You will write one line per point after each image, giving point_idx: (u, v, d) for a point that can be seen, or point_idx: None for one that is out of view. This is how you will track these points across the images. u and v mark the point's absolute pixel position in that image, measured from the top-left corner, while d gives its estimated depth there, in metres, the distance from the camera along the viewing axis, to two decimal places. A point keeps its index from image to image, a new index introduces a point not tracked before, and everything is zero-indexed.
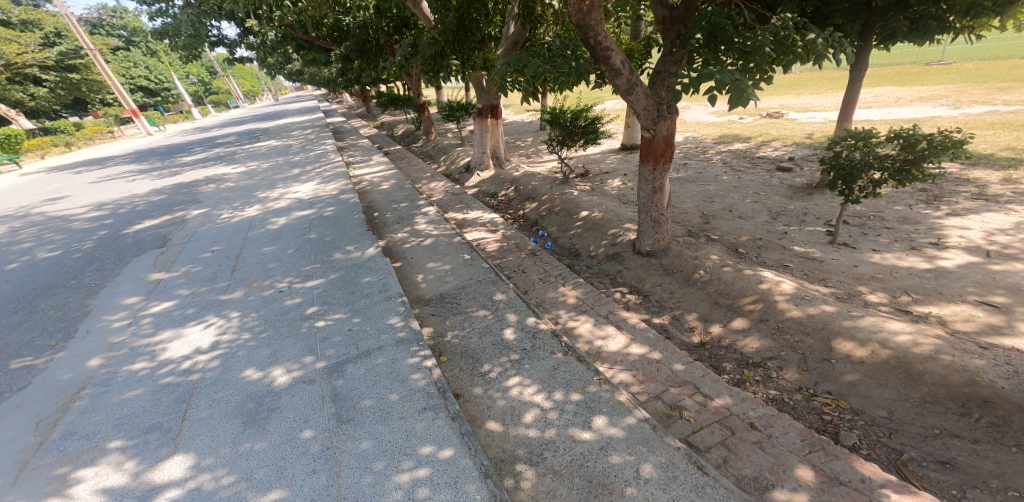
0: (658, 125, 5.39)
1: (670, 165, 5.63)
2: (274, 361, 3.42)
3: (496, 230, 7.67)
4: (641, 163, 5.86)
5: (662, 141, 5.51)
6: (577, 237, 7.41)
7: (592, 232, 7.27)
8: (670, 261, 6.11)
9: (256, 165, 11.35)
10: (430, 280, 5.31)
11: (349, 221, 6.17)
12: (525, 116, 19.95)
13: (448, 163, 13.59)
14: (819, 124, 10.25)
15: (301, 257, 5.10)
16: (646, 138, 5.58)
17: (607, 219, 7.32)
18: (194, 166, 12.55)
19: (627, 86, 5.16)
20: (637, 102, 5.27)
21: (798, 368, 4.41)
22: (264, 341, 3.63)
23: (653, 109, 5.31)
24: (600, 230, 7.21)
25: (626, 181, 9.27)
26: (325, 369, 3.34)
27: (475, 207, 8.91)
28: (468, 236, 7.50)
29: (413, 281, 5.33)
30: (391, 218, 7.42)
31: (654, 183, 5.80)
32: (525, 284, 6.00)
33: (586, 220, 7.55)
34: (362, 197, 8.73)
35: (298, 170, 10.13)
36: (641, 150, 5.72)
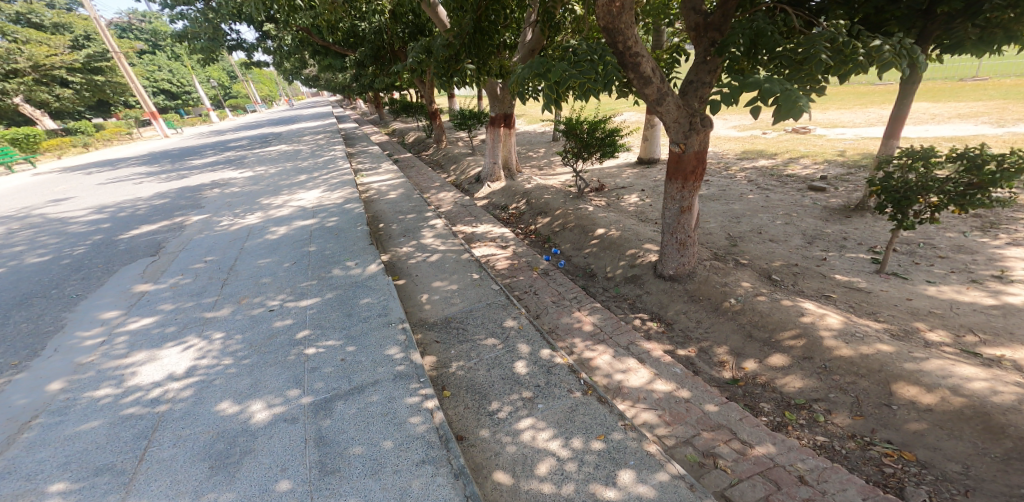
0: (690, 140, 4.94)
1: (700, 184, 5.14)
2: (254, 393, 2.95)
3: (506, 246, 7.25)
4: (667, 181, 5.40)
5: (693, 156, 5.05)
6: (592, 256, 6.96)
7: (609, 252, 6.81)
8: (696, 286, 5.62)
9: (264, 170, 11.12)
10: (434, 302, 4.89)
11: (353, 233, 5.80)
12: (539, 126, 19.65)
13: (458, 174, 13.25)
14: (851, 141, 9.73)
15: (298, 272, 4.68)
16: (675, 152, 5.11)
17: (625, 238, 6.86)
18: (203, 169, 12.38)
19: (659, 95, 4.75)
20: (668, 113, 4.85)
21: (850, 412, 3.88)
22: (246, 369, 3.17)
23: (687, 121, 4.89)
24: (617, 250, 6.75)
25: (644, 197, 8.82)
26: (311, 406, 2.85)
27: (484, 220, 8.52)
28: (476, 252, 7.08)
29: (416, 302, 4.92)
30: (396, 231, 7.04)
31: (682, 202, 5.32)
32: (537, 307, 5.55)
33: (603, 238, 7.10)
34: (368, 207, 8.39)
35: (305, 177, 9.86)
36: (668, 165, 5.25)
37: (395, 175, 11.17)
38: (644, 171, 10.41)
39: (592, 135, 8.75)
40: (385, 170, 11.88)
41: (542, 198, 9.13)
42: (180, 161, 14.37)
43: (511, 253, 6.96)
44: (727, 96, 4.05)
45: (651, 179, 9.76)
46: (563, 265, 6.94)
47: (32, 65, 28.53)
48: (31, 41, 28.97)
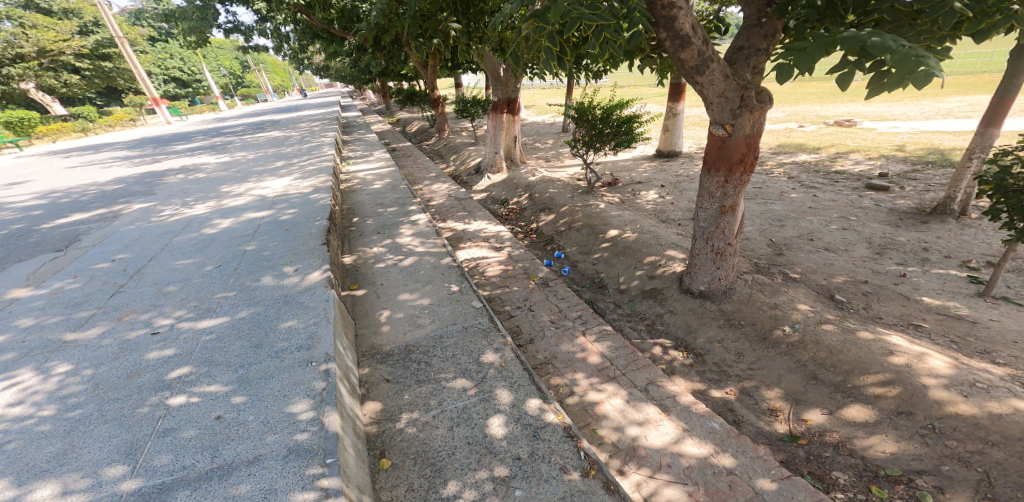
0: (739, 119, 3.51)
1: (749, 176, 3.77)
2: (51, 471, 2.06)
3: (499, 248, 6.13)
4: (701, 170, 4.02)
5: (742, 141, 3.61)
6: (602, 262, 5.79)
7: (623, 257, 5.63)
8: (736, 307, 4.46)
9: (242, 156, 10.07)
10: (396, 323, 3.81)
11: (306, 229, 4.69)
12: (549, 117, 18.42)
13: (457, 164, 12.13)
14: (908, 135, 8.38)
15: (218, 277, 3.63)
16: (715, 136, 3.71)
17: (644, 240, 5.69)
18: (180, 153, 11.40)
19: (701, 61, 3.35)
20: (712, 85, 3.45)
21: (977, 494, 2.74)
22: (62, 428, 2.28)
23: (737, 97, 3.45)
24: (633, 255, 5.57)
25: (663, 193, 7.59)
26: (127, 500, 1.93)
27: (478, 217, 7.40)
28: (462, 255, 5.99)
29: (374, 321, 3.84)
30: (368, 227, 5.93)
31: (721, 200, 3.96)
32: (530, 328, 4.43)
33: (616, 239, 5.92)
34: (345, 197, 7.29)
35: (281, 163, 8.77)
36: (706, 151, 3.88)
37: (385, 163, 10.06)
38: (664, 164, 9.17)
39: (608, 122, 7.49)
40: (375, 159, 10.77)
41: (546, 192, 7.95)
42: (164, 146, 13.45)
43: (504, 258, 5.84)
44: (801, 60, 2.70)
45: (672, 173, 8.52)
46: (566, 272, 5.79)
47: (36, 50, 27.94)
48: (38, 26, 28.46)
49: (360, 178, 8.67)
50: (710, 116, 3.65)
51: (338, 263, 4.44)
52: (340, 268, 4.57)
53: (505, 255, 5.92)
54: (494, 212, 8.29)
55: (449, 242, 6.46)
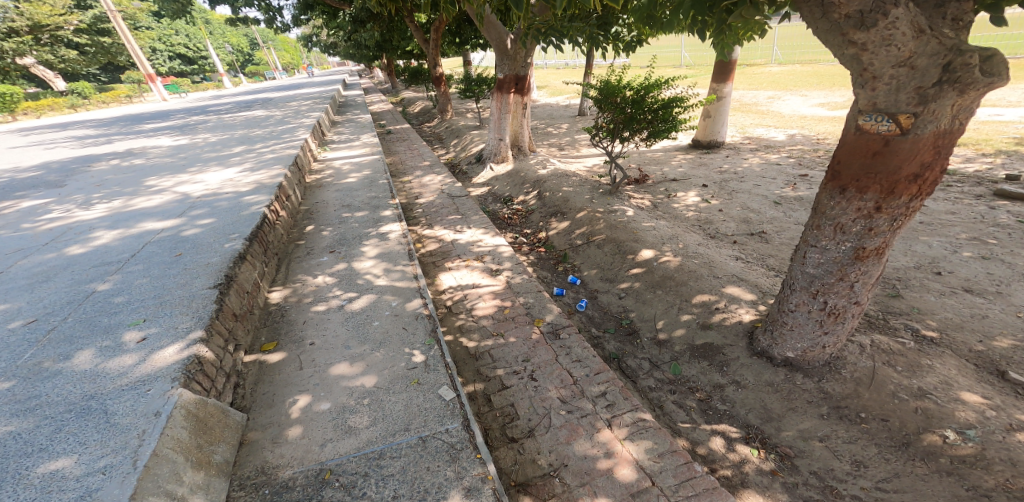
0: (933, 104, 2.10)
1: (922, 203, 2.33)
2: None
3: (494, 272, 4.68)
4: (826, 189, 2.64)
5: (927, 141, 2.18)
6: (633, 298, 4.34)
7: (662, 294, 4.20)
8: (850, 389, 3.05)
9: (203, 137, 8.57)
10: (314, 421, 2.24)
11: (206, 243, 3.20)
12: (563, 99, 16.62)
13: (457, 151, 10.56)
14: (1022, 125, 6.67)
15: (12, 343, 2.21)
16: (873, 135, 2.29)
17: (692, 270, 4.21)
18: (140, 134, 9.95)
19: (872, 3, 2.01)
20: (887, 45, 2.08)
21: None
22: None
23: (934, 65, 2.04)
24: (677, 294, 4.12)
25: (707, 195, 5.97)
26: None
27: (472, 221, 5.91)
28: (445, 283, 4.57)
29: (280, 416, 2.25)
30: (321, 237, 4.43)
31: (857, 239, 2.55)
32: (529, 412, 3.06)
33: (651, 267, 4.45)
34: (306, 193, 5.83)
35: (241, 146, 7.28)
36: (845, 159, 2.48)
37: (369, 150, 8.55)
38: (703, 156, 7.50)
39: (640, 107, 5.90)
40: (361, 144, 9.25)
41: (558, 191, 6.40)
42: (131, 125, 12.02)
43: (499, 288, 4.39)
44: None
45: (715, 167, 6.85)
46: (581, 308, 4.31)
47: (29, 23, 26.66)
48: None
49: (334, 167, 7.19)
50: (868, 98, 2.29)
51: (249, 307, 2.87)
52: (254, 311, 2.97)
53: (502, 282, 4.46)
54: (495, 214, 6.78)
55: (431, 260, 5.03)
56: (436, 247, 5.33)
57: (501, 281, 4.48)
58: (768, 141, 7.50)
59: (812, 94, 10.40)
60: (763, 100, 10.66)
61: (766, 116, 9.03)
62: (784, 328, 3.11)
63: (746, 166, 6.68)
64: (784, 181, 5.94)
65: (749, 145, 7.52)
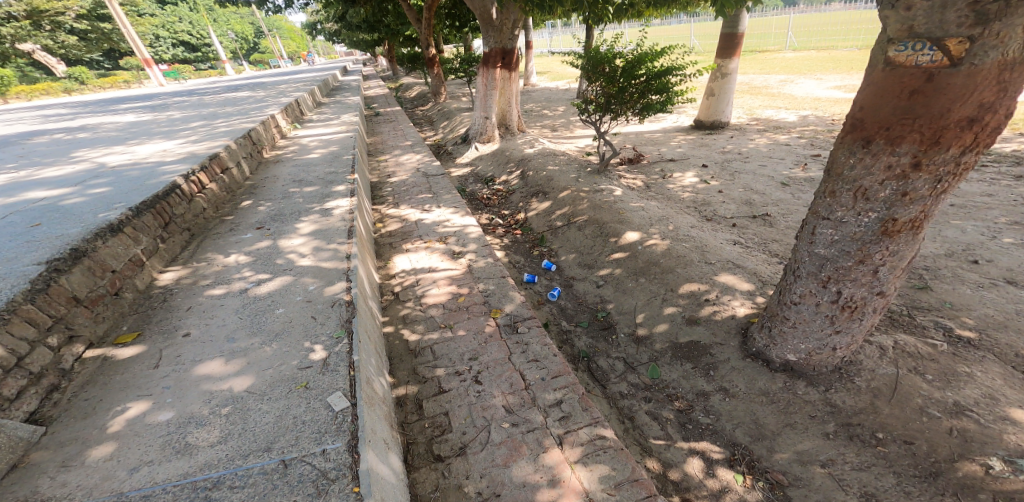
0: (998, 23, 1.47)
1: (978, 156, 1.70)
2: None
3: (456, 253, 3.95)
4: (844, 143, 2.01)
5: (988, 75, 1.55)
6: (612, 287, 3.76)
7: (644, 284, 3.61)
8: (865, 403, 2.45)
9: (170, 112, 8.04)
10: (137, 437, 1.87)
11: (78, 213, 2.73)
12: (564, 83, 15.85)
13: (446, 132, 9.92)
14: None
15: None
16: (910, 68, 1.68)
17: (681, 256, 3.61)
18: (111, 109, 9.43)
19: None
20: None
21: None
22: None
23: None
24: (662, 283, 3.53)
25: (705, 177, 5.32)
26: None
27: (442, 199, 5.19)
28: (397, 266, 3.86)
29: (90, 429, 1.89)
30: (253, 213, 3.78)
31: (886, 208, 1.93)
32: (465, 425, 2.54)
33: (635, 252, 3.85)
34: (255, 165, 5.09)
35: (201, 118, 6.75)
36: (869, 105, 1.86)
37: (345, 125, 7.76)
38: (706, 135, 6.79)
39: (632, 77, 4.94)
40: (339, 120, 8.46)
41: (542, 170, 5.78)
42: (109, 102, 11.51)
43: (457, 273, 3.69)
44: None
45: (717, 147, 6.17)
46: (553, 297, 3.75)
47: None
48: None
49: (301, 142, 6.42)
50: (901, 20, 1.67)
51: (109, 290, 2.47)
52: (124, 291, 2.55)
53: (463, 266, 3.76)
54: (472, 193, 6.13)
55: (388, 241, 4.33)
56: (397, 227, 4.62)
57: (461, 265, 3.78)
58: (777, 121, 6.78)
59: (829, 77, 9.61)
60: (775, 83, 9.87)
61: (777, 98, 8.29)
62: (785, 325, 2.53)
63: (752, 146, 6.01)
64: (793, 162, 5.27)
65: (756, 125, 6.80)
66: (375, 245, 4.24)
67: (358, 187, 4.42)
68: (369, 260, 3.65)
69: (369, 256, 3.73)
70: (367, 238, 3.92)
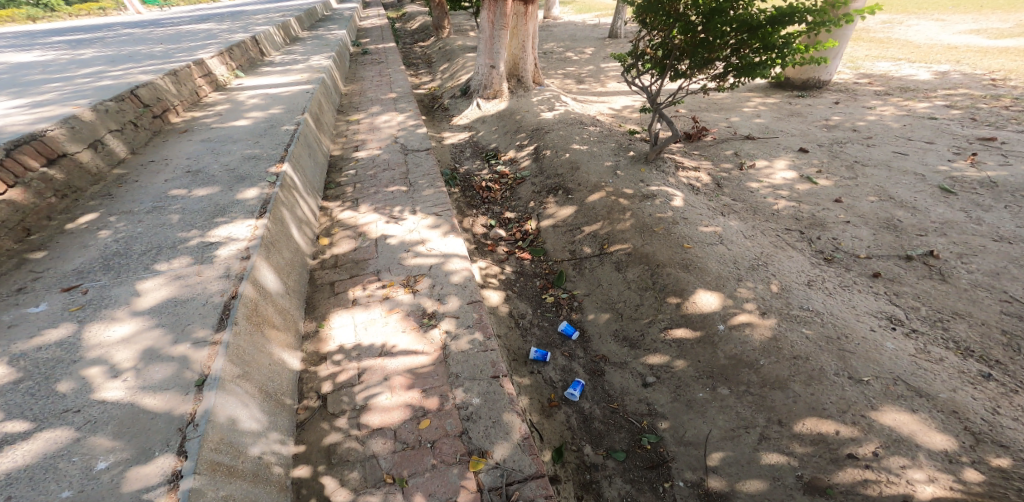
0: None
1: None
2: None
3: (427, 318, 2.49)
4: None
5: None
6: (669, 391, 2.36)
7: (729, 398, 2.21)
8: None
9: (86, 43, 6.21)
10: None
11: None
12: (592, 16, 13.21)
13: (443, 80, 7.93)
14: None
15: None
16: None
17: (803, 359, 2.15)
18: (27, 39, 7.55)
19: None
20: None
21: None
22: None
23: None
24: (761, 405, 2.12)
25: (806, 165, 3.47)
26: None
27: (419, 201, 3.33)
28: (333, 341, 2.40)
29: None
30: (75, 249, 2.14)
31: None
32: None
33: (717, 336, 2.39)
34: (138, 139, 3.08)
35: (107, 55, 4.96)
36: None
37: (307, 72, 5.73)
38: (796, 97, 4.81)
39: (720, 24, 2.98)
40: (304, 65, 6.26)
41: (564, 149, 4.00)
42: (41, 29, 9.52)
43: (422, 366, 2.27)
44: None
45: (816, 118, 4.17)
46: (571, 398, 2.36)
47: None
48: None
49: (235, 93, 4.40)
50: None
51: None
52: None
53: (434, 351, 2.33)
54: (464, 172, 4.38)
55: (329, 279, 2.74)
56: (349, 250, 2.96)
57: (429, 348, 2.34)
58: (903, 80, 4.77)
59: (950, 18, 7.24)
60: (874, 24, 7.52)
61: (889, 45, 6.09)
62: None
63: (874, 117, 4.02)
64: (951, 145, 3.45)
65: (870, 85, 4.80)
66: (307, 285, 2.70)
67: (286, 183, 2.76)
68: (279, 337, 2.17)
69: (282, 326, 2.24)
70: (287, 286, 2.41)
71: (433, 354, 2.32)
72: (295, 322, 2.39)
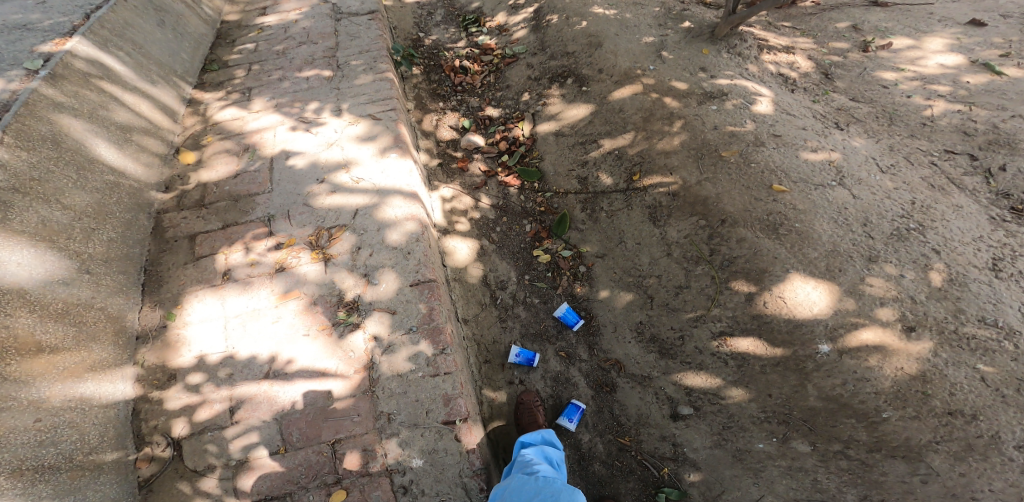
0: None
1: None
2: None
3: (344, 311, 1.58)
4: None
5: None
6: (710, 428, 1.58)
7: (808, 459, 1.40)
8: None
9: None
10: None
11: None
12: None
13: None
14: None
15: None
16: None
17: (964, 418, 1.23)
18: None
19: None
20: None
21: None
22: None
23: None
24: (857, 477, 1.32)
25: (980, 46, 2.15)
26: None
27: (347, 93, 2.12)
28: (189, 350, 1.54)
29: None
30: None
31: None
32: None
33: (811, 359, 1.44)
34: None
35: None
36: None
37: None
38: None
39: None
40: None
41: (579, 13, 2.56)
42: None
43: (332, 398, 1.47)
44: None
45: None
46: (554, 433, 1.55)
47: None
48: None
49: None
50: None
51: None
52: None
53: (354, 373, 1.50)
54: (432, 43, 2.96)
55: (189, 228, 1.74)
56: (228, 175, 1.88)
57: (344, 369, 1.51)
58: None
59: None
60: None
61: None
62: None
63: None
64: None
65: None
66: (152, 244, 1.71)
67: (67, 74, 1.56)
68: (59, 365, 1.28)
69: (70, 342, 1.33)
70: (83, 262, 1.42)
71: (348, 380, 1.49)
72: (114, 322, 1.49)
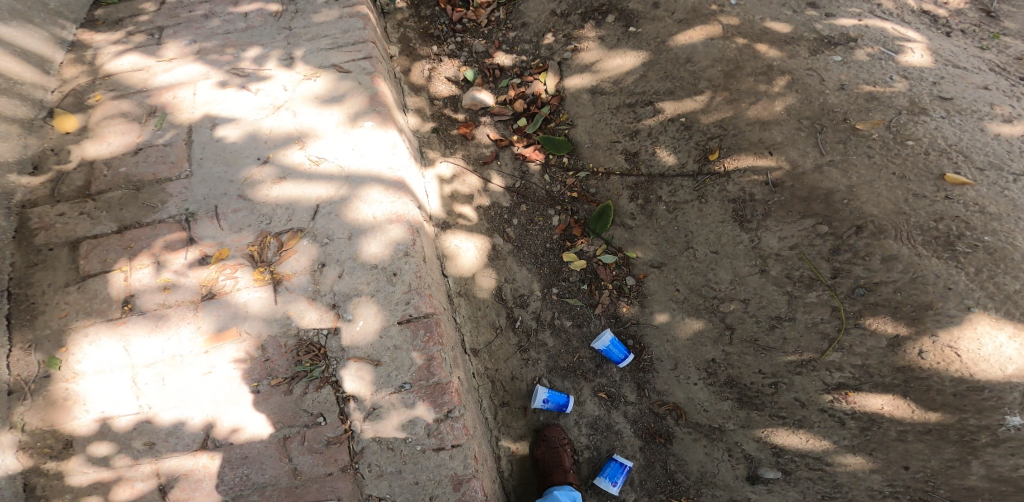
0: None
1: None
2: None
3: (307, 360, 1.12)
4: None
5: None
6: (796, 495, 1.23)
7: None
8: None
9: None
10: None
11: None
12: None
13: None
14: None
15: None
16: None
17: None
18: None
19: None
20: None
21: None
22: None
23: None
24: None
25: None
26: None
27: (302, 36, 1.48)
28: (87, 409, 1.07)
29: None
30: None
31: None
32: None
33: (986, 431, 1.00)
34: None
35: None
36: None
37: None
38: None
39: None
40: None
41: None
42: None
43: (299, 477, 1.08)
44: None
45: None
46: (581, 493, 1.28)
47: None
48: None
49: None
50: None
51: None
52: None
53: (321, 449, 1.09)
54: None
55: (71, 232, 1.17)
56: (126, 151, 1.28)
57: (309, 440, 1.09)
58: None
59: None
60: None
61: None
62: None
63: None
64: None
65: None
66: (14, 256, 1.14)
67: None
68: None
69: None
70: None
71: (317, 454, 1.09)
72: None
